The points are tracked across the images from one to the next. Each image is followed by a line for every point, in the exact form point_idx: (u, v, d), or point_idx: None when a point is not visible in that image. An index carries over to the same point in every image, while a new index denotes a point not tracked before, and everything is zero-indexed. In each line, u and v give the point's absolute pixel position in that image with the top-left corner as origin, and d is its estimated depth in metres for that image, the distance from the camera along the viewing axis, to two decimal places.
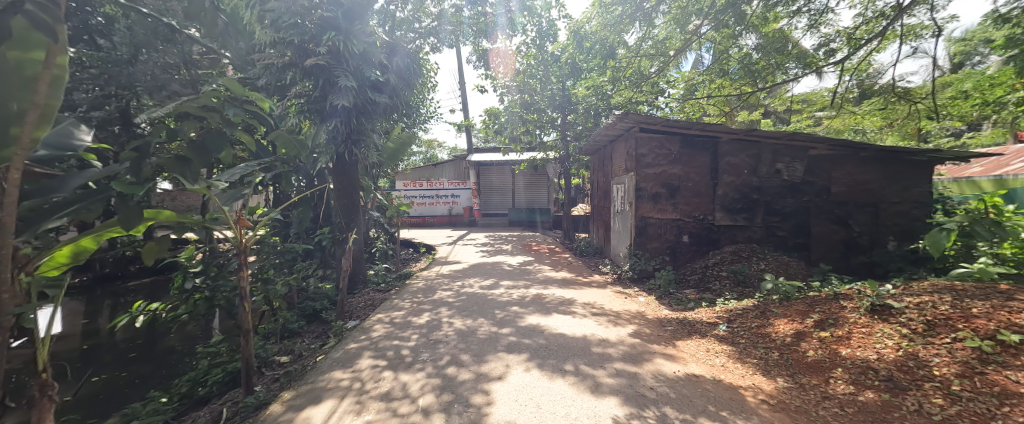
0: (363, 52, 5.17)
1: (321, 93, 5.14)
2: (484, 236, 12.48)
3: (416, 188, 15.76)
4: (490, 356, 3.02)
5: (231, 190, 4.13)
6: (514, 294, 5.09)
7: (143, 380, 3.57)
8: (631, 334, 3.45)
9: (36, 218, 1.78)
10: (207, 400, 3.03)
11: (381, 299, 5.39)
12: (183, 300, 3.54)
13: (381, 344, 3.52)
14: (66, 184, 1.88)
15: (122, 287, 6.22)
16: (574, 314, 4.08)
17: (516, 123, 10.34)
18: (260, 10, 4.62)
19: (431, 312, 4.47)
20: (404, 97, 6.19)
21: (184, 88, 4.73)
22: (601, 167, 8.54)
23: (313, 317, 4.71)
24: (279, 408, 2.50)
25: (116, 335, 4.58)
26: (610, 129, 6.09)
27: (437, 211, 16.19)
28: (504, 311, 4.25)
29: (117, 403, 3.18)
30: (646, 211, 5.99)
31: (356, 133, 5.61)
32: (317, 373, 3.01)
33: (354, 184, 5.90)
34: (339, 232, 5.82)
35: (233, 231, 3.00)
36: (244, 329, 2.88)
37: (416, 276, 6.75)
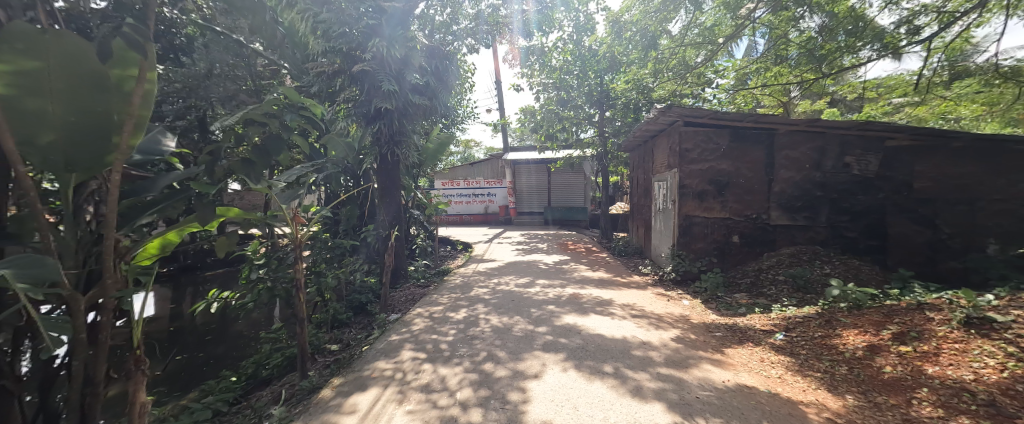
0: (405, 56, 5.40)
1: (366, 97, 5.43)
2: (521, 237, 12.06)
3: (453, 188, 16.19)
4: (527, 354, 3.01)
5: (289, 190, 4.50)
6: (549, 293, 5.04)
7: (217, 361, 3.98)
8: (674, 338, 3.29)
9: (134, 213, 2.06)
10: (270, 381, 3.33)
11: (420, 294, 5.60)
12: (250, 289, 3.91)
13: (421, 337, 3.66)
14: (156, 185, 2.12)
15: (201, 276, 7.01)
16: (613, 315, 3.96)
17: (552, 120, 10.21)
18: (313, 22, 4.91)
19: (468, 308, 4.55)
20: (442, 99, 6.43)
21: (251, 98, 5.22)
22: (641, 164, 8.23)
23: (360, 309, 5.00)
24: (329, 393, 2.68)
25: (194, 319, 5.16)
26: (650, 123, 5.86)
27: (474, 209, 16.60)
28: (540, 310, 4.23)
29: (195, 380, 3.58)
30: (691, 210, 5.62)
31: (398, 134, 5.91)
32: (364, 362, 3.19)
33: (396, 183, 6.17)
34: (383, 229, 6.11)
35: (291, 228, 3.28)
36: (301, 318, 3.11)
37: (454, 272, 6.96)
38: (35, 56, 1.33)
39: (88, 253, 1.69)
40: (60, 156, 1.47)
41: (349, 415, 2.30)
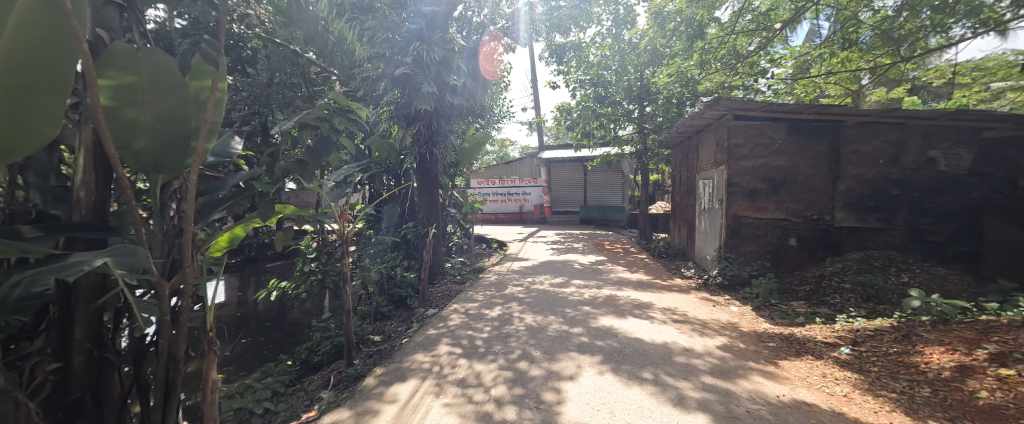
0: (444, 59, 5.54)
1: (407, 99, 5.62)
2: (557, 237, 11.79)
3: (489, 186, 16.44)
4: (562, 354, 2.98)
5: (337, 189, 4.79)
6: (585, 293, 4.96)
7: (275, 345, 4.35)
8: (720, 346, 3.11)
9: (208, 209, 2.29)
10: (320, 366, 3.58)
11: (456, 290, 5.74)
12: (303, 280, 4.26)
13: (457, 332, 3.74)
14: (225, 184, 2.33)
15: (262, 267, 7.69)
16: (653, 319, 3.81)
17: (589, 118, 9.98)
18: (360, 29, 5.26)
19: (503, 306, 4.59)
20: (478, 99, 6.59)
21: (305, 103, 5.61)
22: (685, 161, 7.82)
23: (400, 303, 5.22)
24: (371, 382, 2.82)
25: (256, 306, 5.67)
26: (696, 118, 5.56)
27: (509, 208, 16.74)
28: (576, 310, 4.17)
29: (256, 362, 3.93)
30: (740, 209, 5.26)
31: (436, 135, 6.10)
32: (403, 354, 3.32)
33: (434, 183, 6.35)
34: (422, 227, 6.33)
35: (339, 224, 3.50)
36: (348, 309, 3.31)
37: (489, 270, 7.05)
38: (131, 72, 1.53)
39: (172, 244, 1.90)
40: (149, 159, 1.65)
41: (390, 404, 2.41)
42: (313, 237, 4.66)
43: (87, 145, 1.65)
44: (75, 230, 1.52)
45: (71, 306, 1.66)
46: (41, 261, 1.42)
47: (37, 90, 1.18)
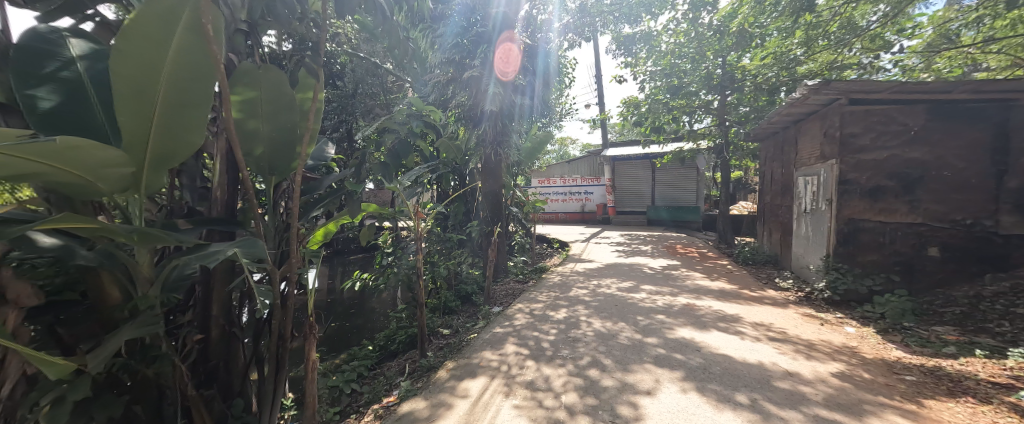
0: (511, 60, 5.74)
1: (473, 101, 5.83)
2: (621, 237, 11.48)
3: (551, 186, 16.51)
4: (636, 366, 2.79)
5: (411, 189, 5.10)
6: (658, 300, 4.62)
7: (357, 330, 4.80)
8: (832, 374, 2.64)
9: (309, 206, 2.59)
10: (396, 354, 3.86)
11: (519, 289, 5.79)
12: (382, 273, 4.63)
13: (523, 333, 3.74)
14: (321, 185, 2.61)
15: (346, 258, 8.61)
16: (742, 335, 3.39)
17: (659, 112, 9.16)
18: (432, 37, 5.57)
19: (568, 308, 4.48)
20: (543, 97, 6.54)
21: (382, 111, 6.12)
22: (778, 155, 6.88)
23: (466, 298, 5.41)
24: (444, 375, 2.94)
25: (341, 294, 6.35)
26: (796, 105, 4.83)
27: (571, 208, 16.60)
28: (648, 318, 3.90)
29: (343, 344, 4.38)
30: (854, 211, 4.46)
31: (501, 135, 6.15)
32: (472, 350, 3.41)
33: (497, 182, 6.46)
34: (486, 225, 6.48)
35: (413, 222, 3.75)
36: (421, 303, 3.49)
37: (551, 271, 6.99)
38: (253, 88, 1.77)
39: (281, 238, 2.18)
40: (266, 163, 1.92)
41: (463, 399, 2.49)
42: (390, 234, 5.04)
43: (222, 152, 1.96)
44: (214, 223, 1.82)
45: (210, 286, 1.99)
46: (191, 248, 1.72)
47: (186, 107, 1.42)
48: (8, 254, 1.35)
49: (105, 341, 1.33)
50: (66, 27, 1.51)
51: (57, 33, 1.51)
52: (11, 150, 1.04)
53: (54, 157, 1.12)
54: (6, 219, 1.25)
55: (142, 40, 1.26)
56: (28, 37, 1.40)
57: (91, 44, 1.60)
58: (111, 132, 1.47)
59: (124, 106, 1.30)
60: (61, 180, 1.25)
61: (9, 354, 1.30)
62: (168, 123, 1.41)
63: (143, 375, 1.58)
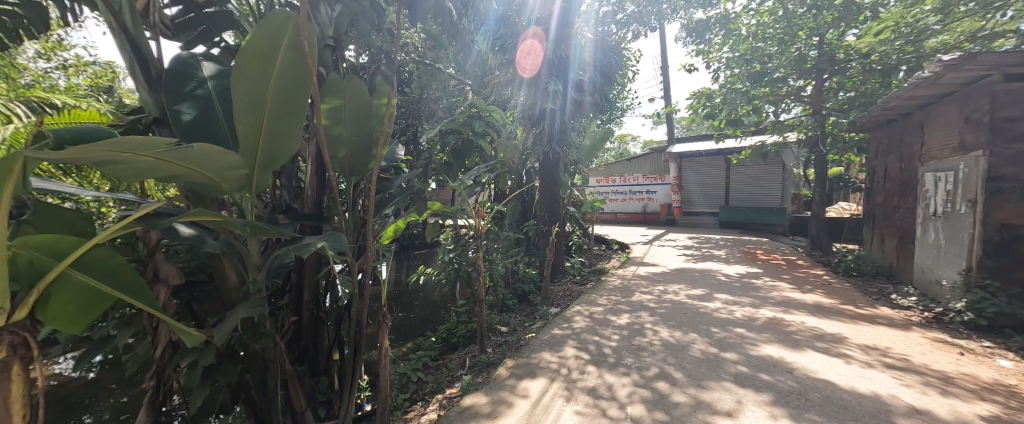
0: (570, 56, 5.64)
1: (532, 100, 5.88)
2: (689, 240, 10.64)
3: (610, 185, 15.96)
4: (713, 383, 2.54)
5: (471, 188, 5.26)
6: (735, 311, 4.17)
7: (421, 322, 5.09)
8: (978, 417, 2.13)
9: (383, 204, 2.79)
10: (457, 347, 4.01)
11: (577, 291, 5.66)
12: (444, 268, 4.85)
13: (583, 336, 3.63)
14: (392, 185, 2.80)
15: (411, 253, 9.20)
16: (845, 358, 2.91)
17: (737, 103, 8.28)
18: (494, 40, 5.69)
19: (631, 314, 4.25)
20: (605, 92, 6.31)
21: (445, 114, 6.41)
22: (895, 148, 5.81)
23: (523, 297, 5.43)
24: (504, 372, 2.97)
25: (407, 287, 6.79)
26: (922, 86, 4.01)
27: (632, 208, 15.85)
28: (724, 331, 3.54)
29: (408, 334, 4.67)
30: (1010, 215, 3.59)
31: (560, 133, 6.05)
32: (531, 350, 3.41)
33: (556, 181, 6.39)
34: (544, 225, 6.43)
35: (474, 221, 3.86)
36: (480, 299, 3.57)
37: (611, 273, 6.72)
38: (338, 96, 1.95)
39: (358, 234, 2.38)
40: (347, 164, 2.10)
41: (523, 398, 2.49)
42: (451, 232, 5.24)
43: (313, 154, 2.20)
44: (306, 218, 2.03)
45: (302, 274, 2.23)
46: (289, 241, 1.94)
47: (288, 117, 1.60)
48: (158, 243, 1.59)
49: (227, 318, 1.55)
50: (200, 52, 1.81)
51: (194, 57, 1.82)
52: (166, 155, 1.25)
53: (193, 161, 1.33)
54: (158, 213, 1.52)
55: (254, 58, 1.47)
56: (174, 63, 1.70)
57: (217, 66, 1.90)
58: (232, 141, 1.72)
59: (243, 117, 1.51)
60: (196, 180, 1.49)
61: (161, 323, 1.59)
62: (273, 131, 1.60)
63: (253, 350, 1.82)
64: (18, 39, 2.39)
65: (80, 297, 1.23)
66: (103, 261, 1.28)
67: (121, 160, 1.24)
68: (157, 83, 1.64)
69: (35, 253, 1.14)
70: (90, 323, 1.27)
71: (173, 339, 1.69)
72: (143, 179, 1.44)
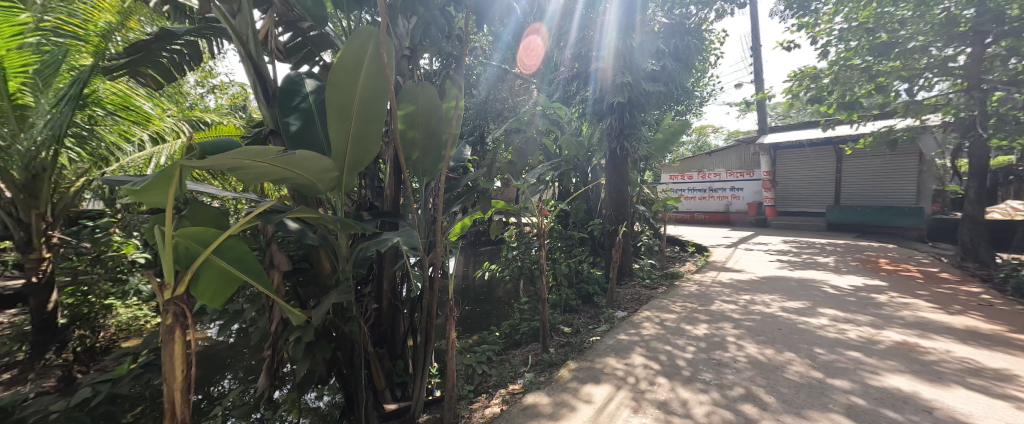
0: (642, 44, 5.23)
1: (599, 95, 5.61)
2: (783, 243, 9.27)
3: (686, 181, 15.03)
4: (816, 413, 2.14)
5: (535, 186, 5.20)
6: (848, 331, 3.49)
7: (485, 316, 5.22)
8: None
9: (451, 202, 2.89)
10: (519, 344, 4.02)
11: (647, 296, 5.28)
12: (507, 265, 4.87)
13: (653, 344, 3.36)
14: (460, 183, 2.87)
15: (478, 250, 9.55)
16: (1018, 404, 2.22)
17: (852, 82, 6.93)
18: (559, 34, 5.58)
19: (710, 324, 3.82)
20: (682, 80, 5.72)
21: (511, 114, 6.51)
22: None
23: (588, 298, 5.24)
24: (566, 374, 2.88)
25: (473, 281, 7.05)
26: None
27: (711, 207, 14.60)
28: (832, 353, 2.97)
29: (473, 326, 4.83)
30: None
31: (628, 127, 5.68)
32: (595, 354, 3.26)
33: (624, 179, 6.04)
34: (611, 224, 6.12)
35: (537, 219, 3.82)
36: (543, 298, 3.52)
37: (686, 278, 6.14)
38: (412, 101, 2.04)
39: (429, 230, 2.50)
40: (420, 165, 2.20)
41: (586, 404, 2.38)
42: (514, 229, 5.28)
43: (391, 156, 2.35)
44: (385, 215, 2.18)
45: (382, 267, 2.40)
46: (372, 236, 2.11)
47: (368, 122, 1.73)
48: (273, 235, 1.86)
49: (322, 303, 1.75)
50: (305, 70, 2.05)
51: (300, 76, 2.07)
52: (276, 160, 1.41)
53: (296, 165, 1.51)
54: (273, 209, 1.77)
55: (342, 70, 1.61)
56: (285, 82, 1.97)
57: (318, 82, 2.14)
58: (325, 147, 1.95)
59: (333, 124, 1.66)
60: (299, 182, 1.67)
61: (275, 304, 1.96)
62: (358, 136, 1.74)
63: (343, 332, 2.03)
64: (181, 71, 2.96)
65: (218, 279, 1.55)
66: (233, 249, 1.57)
67: (246, 166, 1.43)
68: (272, 100, 1.91)
69: (188, 241, 1.40)
70: (227, 298, 1.61)
71: (283, 317, 2.04)
72: (261, 181, 1.65)
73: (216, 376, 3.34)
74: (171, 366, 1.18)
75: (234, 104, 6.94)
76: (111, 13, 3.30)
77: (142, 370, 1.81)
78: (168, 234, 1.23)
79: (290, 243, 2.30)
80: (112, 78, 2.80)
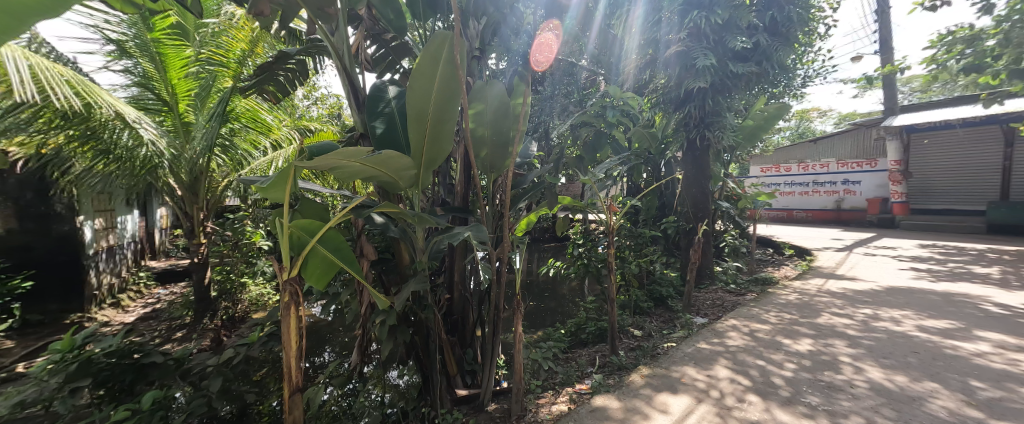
0: (729, 19, 4.64)
1: (676, 81, 5.13)
2: (917, 249, 7.57)
3: (783, 174, 13.45)
4: None
5: (601, 181, 4.98)
6: (1019, 363, 2.72)
7: (549, 313, 5.18)
8: None
9: (518, 198, 2.90)
10: (585, 343, 3.91)
11: (731, 302, 4.74)
12: (572, 262, 4.73)
13: (741, 357, 3.01)
14: (528, 178, 2.88)
15: (543, 246, 9.56)
16: None
17: None
18: (631, 20, 5.23)
19: (815, 340, 3.29)
20: (780, 58, 4.96)
21: (575, 107, 6.34)
22: None
23: (661, 301, 4.88)
24: (638, 380, 2.73)
25: (538, 278, 7.07)
26: None
27: (816, 204, 12.73)
28: (994, 389, 2.35)
29: (538, 322, 4.84)
30: None
31: (711, 115, 5.13)
32: (671, 361, 3.02)
33: (704, 171, 5.52)
34: (688, 221, 5.62)
35: (606, 216, 3.63)
36: (611, 298, 3.38)
37: (781, 285, 5.37)
38: (481, 100, 2.11)
39: (496, 225, 2.56)
40: (488, 162, 2.25)
41: (662, 414, 2.22)
42: (580, 226, 5.12)
43: (462, 155, 2.45)
44: (456, 210, 2.28)
45: (454, 259, 2.52)
46: (445, 229, 2.23)
47: (443, 122, 1.83)
48: (363, 228, 2.06)
49: (403, 290, 1.90)
50: (388, 77, 2.23)
51: (384, 83, 2.26)
52: (366, 160, 1.56)
53: (382, 164, 1.65)
54: (363, 205, 1.97)
55: (419, 76, 1.72)
56: (372, 90, 2.17)
57: (399, 87, 2.32)
58: (405, 148, 2.11)
59: (413, 126, 1.78)
60: (383, 180, 1.83)
61: (364, 289, 2.18)
62: (433, 135, 1.84)
63: (422, 316, 2.18)
64: (294, 86, 3.44)
65: (321, 265, 1.78)
66: (333, 239, 1.78)
67: (342, 166, 1.60)
68: (362, 106, 2.12)
69: (299, 231, 1.63)
70: (328, 282, 1.85)
71: (370, 302, 2.26)
72: (353, 179, 1.84)
73: (320, 348, 3.87)
74: (290, 337, 1.39)
75: (331, 113, 7.86)
76: (245, 43, 3.95)
77: (267, 339, 2.14)
78: (286, 225, 1.43)
79: (375, 235, 2.54)
80: (245, 96, 3.36)
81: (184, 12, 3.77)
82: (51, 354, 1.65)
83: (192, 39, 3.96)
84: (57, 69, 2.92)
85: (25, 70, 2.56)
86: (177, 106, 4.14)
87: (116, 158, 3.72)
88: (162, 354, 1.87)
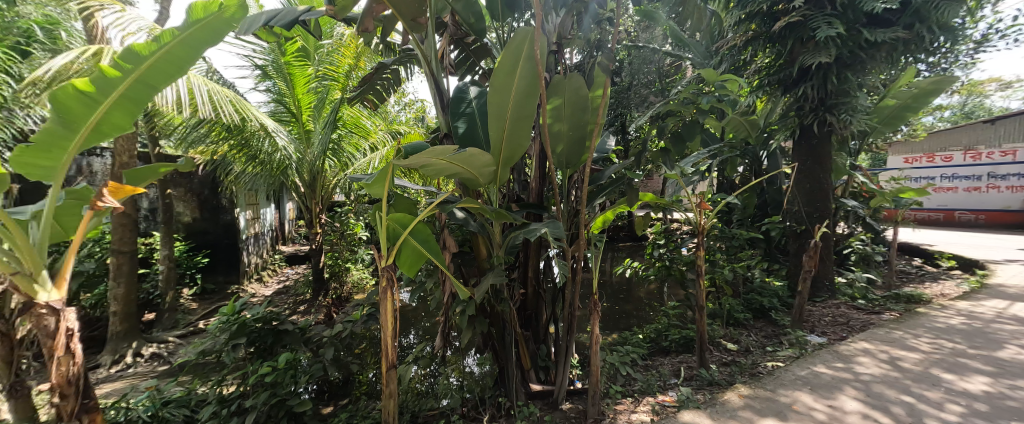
0: None
1: (788, 58, 4.37)
2: None
3: (939, 166, 10.65)
4: None
5: (688, 177, 4.53)
6: None
7: (626, 315, 4.91)
8: None
9: (595, 194, 2.79)
10: (668, 352, 3.61)
11: (859, 321, 3.92)
12: (651, 264, 4.39)
13: (877, 388, 2.46)
14: (605, 174, 2.75)
15: (618, 245, 9.12)
16: None
17: None
18: None
19: (992, 378, 2.54)
20: (942, 17, 3.89)
21: (657, 97, 5.87)
22: None
23: (761, 313, 4.27)
24: (736, 400, 2.42)
25: (612, 278, 6.78)
26: None
27: (994, 202, 9.86)
28: None
29: (613, 324, 4.63)
30: None
31: (835, 95, 4.27)
32: (778, 384, 2.61)
33: (822, 163, 4.66)
34: (799, 222, 4.79)
35: (695, 214, 3.25)
36: (700, 305, 3.06)
37: (934, 305, 4.27)
38: (558, 95, 2.07)
39: (572, 222, 2.50)
40: (564, 157, 2.19)
41: None
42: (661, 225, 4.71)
43: (538, 151, 2.43)
44: (531, 207, 2.29)
45: (527, 255, 2.53)
46: (521, 225, 2.25)
47: (521, 119, 1.84)
48: (445, 223, 2.19)
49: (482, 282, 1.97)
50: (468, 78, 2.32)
51: (465, 85, 2.35)
52: (450, 158, 1.64)
53: (464, 161, 1.72)
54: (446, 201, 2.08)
55: (501, 74, 1.74)
56: (454, 91, 2.27)
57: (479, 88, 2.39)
58: (486, 146, 2.16)
59: (492, 123, 1.82)
60: (464, 176, 1.91)
61: (447, 278, 2.32)
62: (511, 132, 1.86)
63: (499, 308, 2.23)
64: (389, 93, 3.79)
65: (411, 255, 1.94)
66: (421, 232, 1.92)
67: (430, 164, 1.71)
68: (445, 108, 2.24)
69: (393, 224, 1.79)
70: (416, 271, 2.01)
71: (452, 291, 2.40)
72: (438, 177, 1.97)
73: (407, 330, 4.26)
74: (386, 318, 1.54)
75: (418, 117, 8.56)
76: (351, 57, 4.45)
77: (367, 319, 2.42)
78: (383, 218, 1.59)
79: (456, 229, 2.69)
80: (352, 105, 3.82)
81: (306, 36, 4.45)
82: (221, 315, 2.11)
83: (313, 58, 4.66)
84: (225, 92, 3.69)
85: (204, 94, 3.30)
86: (301, 116, 4.93)
87: (261, 162, 4.59)
88: (291, 323, 2.25)
